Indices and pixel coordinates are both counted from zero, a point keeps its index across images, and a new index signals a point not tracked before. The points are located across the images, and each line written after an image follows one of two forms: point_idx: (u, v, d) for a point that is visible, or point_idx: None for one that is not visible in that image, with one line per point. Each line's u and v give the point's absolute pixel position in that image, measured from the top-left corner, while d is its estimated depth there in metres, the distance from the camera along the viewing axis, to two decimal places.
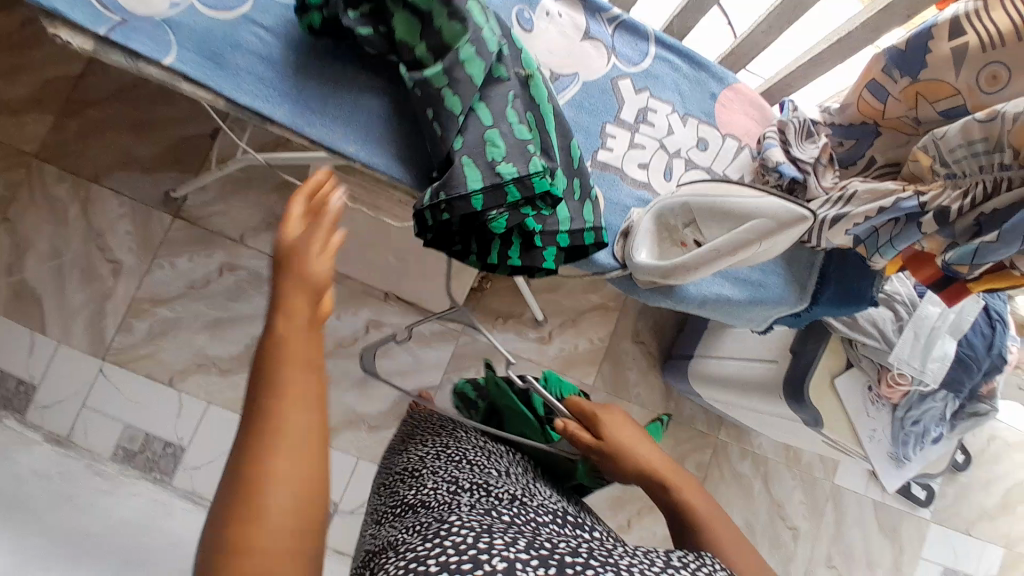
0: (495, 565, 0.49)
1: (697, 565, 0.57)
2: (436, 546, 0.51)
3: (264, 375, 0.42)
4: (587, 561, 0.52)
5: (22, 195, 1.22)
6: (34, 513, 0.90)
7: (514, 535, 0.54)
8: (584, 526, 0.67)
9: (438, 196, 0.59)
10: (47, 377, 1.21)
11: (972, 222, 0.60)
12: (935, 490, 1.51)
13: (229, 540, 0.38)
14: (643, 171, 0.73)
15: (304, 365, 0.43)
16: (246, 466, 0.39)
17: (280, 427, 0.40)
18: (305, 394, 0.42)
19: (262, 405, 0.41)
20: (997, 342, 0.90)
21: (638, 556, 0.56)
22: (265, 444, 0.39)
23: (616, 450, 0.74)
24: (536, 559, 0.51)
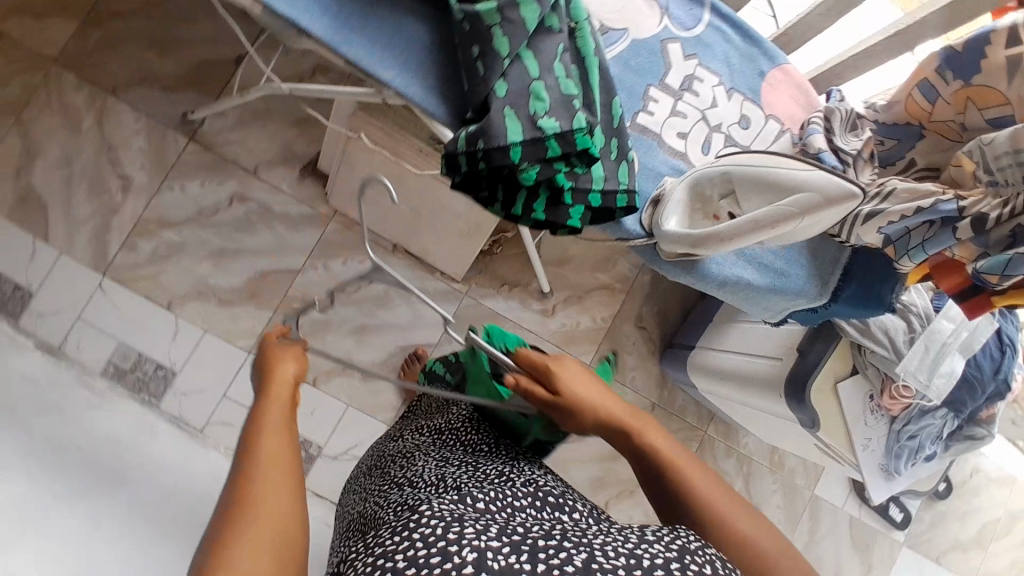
0: (465, 558, 0.49)
1: (671, 537, 0.56)
2: (405, 540, 0.51)
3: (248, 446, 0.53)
4: (560, 542, 0.53)
5: (38, 98, 1.19)
6: (16, 418, 0.89)
7: (485, 522, 0.54)
8: (565, 504, 0.67)
9: (476, 145, 0.58)
10: (45, 285, 1.19)
11: (1008, 232, 0.59)
12: (913, 515, 1.50)
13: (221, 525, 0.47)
14: (681, 140, 0.71)
15: (278, 435, 0.54)
16: (234, 479, 0.50)
17: (257, 450, 0.52)
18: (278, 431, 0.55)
19: (247, 461, 0.51)
20: (1004, 367, 0.89)
21: (614, 534, 0.57)
22: (246, 462, 0.51)
23: (576, 404, 0.73)
24: (507, 546, 0.51)
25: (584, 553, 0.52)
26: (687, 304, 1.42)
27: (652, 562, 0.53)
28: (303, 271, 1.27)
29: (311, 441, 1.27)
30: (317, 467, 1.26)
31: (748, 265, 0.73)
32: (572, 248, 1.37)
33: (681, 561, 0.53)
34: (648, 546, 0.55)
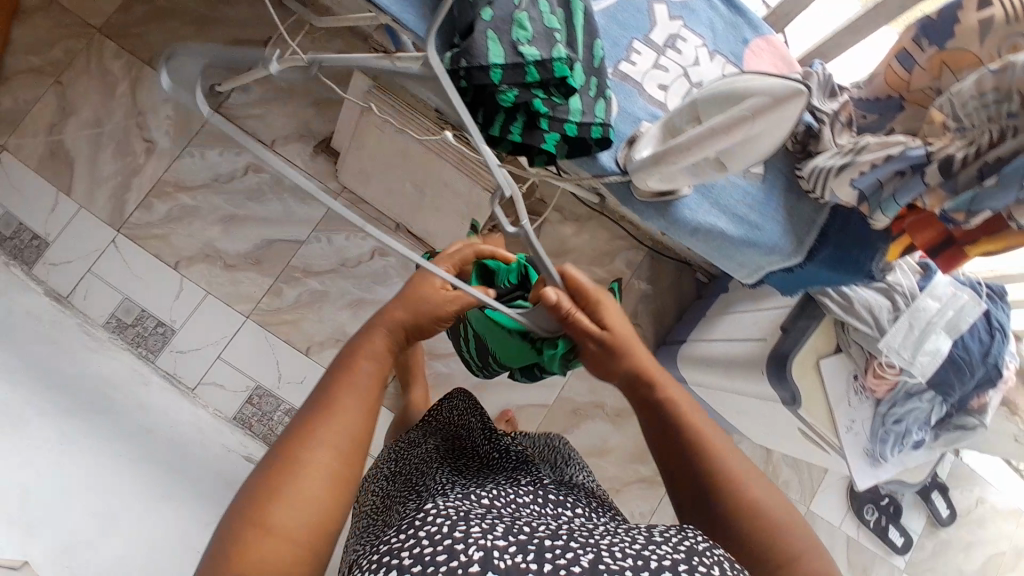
0: (471, 556, 0.46)
1: (680, 537, 0.51)
2: (410, 538, 0.48)
3: (327, 393, 0.55)
4: (567, 542, 0.50)
5: (78, 63, 1.29)
6: (24, 342, 0.94)
7: (492, 520, 0.51)
8: (566, 502, 0.64)
9: (459, 64, 0.59)
10: (61, 236, 1.25)
11: (975, 172, 0.60)
12: (914, 540, 1.47)
13: (253, 510, 0.48)
14: (661, 91, 0.75)
15: (335, 425, 0.53)
16: (283, 466, 0.50)
17: (309, 442, 0.51)
18: (338, 425, 0.53)
19: (293, 451, 0.51)
20: (993, 350, 0.90)
21: (621, 534, 0.53)
22: (298, 453, 0.50)
23: (623, 340, 0.63)
24: (514, 545, 0.48)
25: (591, 553, 0.49)
26: (683, 304, 1.43)
27: (659, 564, 0.48)
28: (308, 241, 1.32)
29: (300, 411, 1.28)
30: None
31: (721, 215, 0.78)
32: (571, 240, 1.39)
33: (689, 562, 0.49)
34: (655, 547, 0.50)
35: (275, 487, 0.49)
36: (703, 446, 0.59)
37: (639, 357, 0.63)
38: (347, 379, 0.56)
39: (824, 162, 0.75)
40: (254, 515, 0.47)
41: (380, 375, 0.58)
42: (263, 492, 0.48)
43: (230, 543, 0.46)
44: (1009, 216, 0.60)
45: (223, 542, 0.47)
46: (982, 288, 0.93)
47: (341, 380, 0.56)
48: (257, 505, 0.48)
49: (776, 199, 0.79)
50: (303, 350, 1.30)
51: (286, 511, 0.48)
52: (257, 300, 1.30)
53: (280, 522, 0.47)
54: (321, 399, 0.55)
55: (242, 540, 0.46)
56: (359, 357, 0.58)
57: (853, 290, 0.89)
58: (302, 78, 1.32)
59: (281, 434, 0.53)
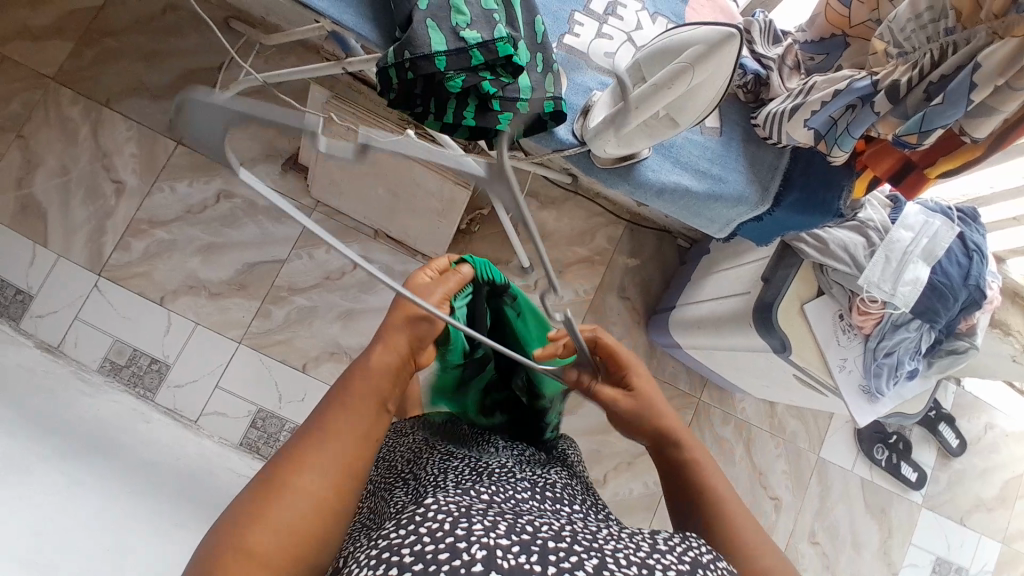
0: (474, 554, 0.45)
1: (683, 547, 0.52)
2: (411, 534, 0.47)
3: (327, 414, 0.54)
4: (570, 545, 0.48)
5: (38, 113, 1.28)
6: (16, 395, 0.93)
7: (495, 516, 0.49)
8: (565, 497, 0.61)
9: (403, 55, 0.63)
10: (44, 288, 1.25)
11: (922, 95, 0.61)
12: (928, 473, 1.48)
13: (239, 526, 0.47)
14: (608, 59, 0.78)
15: (327, 444, 0.52)
16: (272, 481, 0.49)
17: (301, 461, 0.50)
18: (332, 446, 0.52)
19: (283, 468, 0.50)
20: (973, 271, 0.91)
21: (622, 538, 0.52)
22: (288, 471, 0.49)
23: (643, 402, 0.66)
24: (517, 544, 0.47)
25: (595, 558, 0.48)
26: (668, 272, 1.44)
27: (662, 574, 0.49)
28: (290, 260, 1.32)
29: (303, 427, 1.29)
30: None
31: (684, 171, 0.78)
32: (549, 223, 1.39)
33: (694, 574, 0.49)
34: (660, 556, 0.50)
35: (263, 511, 0.47)
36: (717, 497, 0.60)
37: (661, 416, 0.65)
38: (349, 400, 0.55)
39: (776, 108, 0.76)
40: (240, 529, 0.46)
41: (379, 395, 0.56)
42: (250, 506, 0.48)
43: (216, 555, 0.46)
44: (961, 132, 0.61)
45: (208, 552, 0.46)
46: (954, 212, 0.96)
47: (339, 399, 0.55)
48: (241, 527, 0.47)
49: (735, 150, 0.80)
50: (300, 367, 1.31)
51: (269, 538, 0.46)
52: (246, 324, 1.30)
53: (262, 550, 0.46)
54: (321, 420, 0.53)
55: (226, 555, 0.45)
56: (357, 374, 0.57)
57: (827, 233, 0.90)
58: (262, 98, 1.33)
59: (277, 451, 0.52)
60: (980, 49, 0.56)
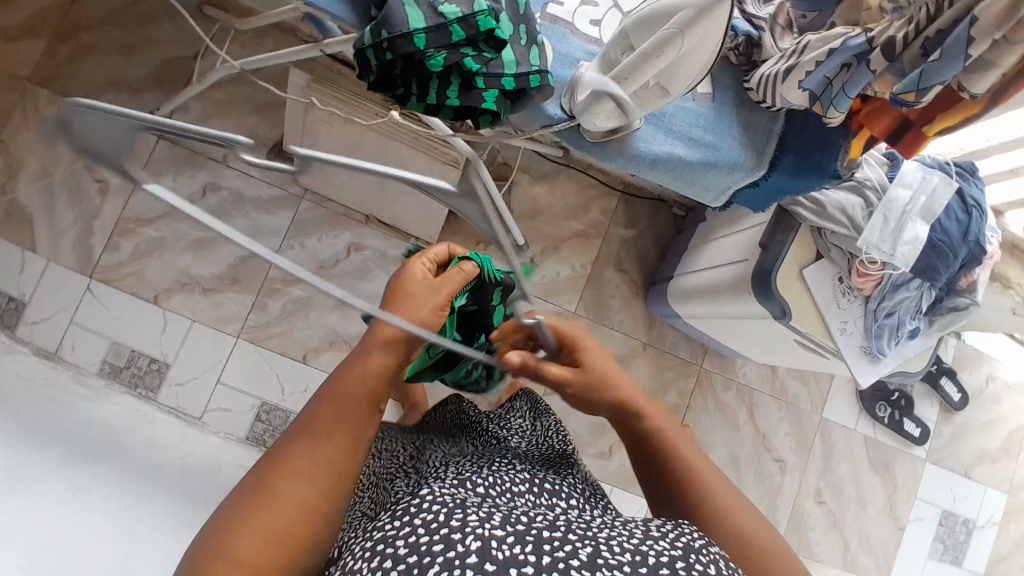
0: (468, 546, 0.48)
1: (676, 533, 0.53)
2: (406, 525, 0.50)
3: (315, 414, 0.53)
4: (563, 535, 0.51)
5: (13, 115, 1.25)
6: (15, 405, 0.91)
7: (489, 509, 0.53)
8: (561, 490, 0.64)
9: (380, 35, 0.60)
10: (36, 294, 1.23)
11: (918, 50, 0.59)
12: (931, 428, 1.49)
13: (232, 527, 0.47)
14: (594, 27, 0.75)
15: (318, 445, 0.51)
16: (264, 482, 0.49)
17: (293, 463, 0.50)
18: (323, 447, 0.51)
19: (274, 469, 0.50)
20: (972, 228, 0.90)
21: (617, 527, 0.54)
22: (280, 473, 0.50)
23: (596, 376, 0.64)
24: (512, 535, 0.50)
25: (589, 547, 0.50)
26: (664, 241, 1.43)
27: (656, 560, 0.50)
28: None
29: None
30: None
31: (677, 141, 0.77)
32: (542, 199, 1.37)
33: (686, 560, 0.50)
34: (653, 543, 0.52)
35: (251, 519, 0.48)
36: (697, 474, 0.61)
37: (621, 394, 0.64)
38: (340, 401, 0.53)
39: (769, 70, 0.74)
40: (234, 530, 0.47)
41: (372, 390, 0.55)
42: (244, 507, 0.48)
43: (213, 554, 0.47)
44: (959, 88, 0.60)
45: (204, 550, 0.47)
46: (952, 168, 0.94)
47: (326, 398, 0.53)
48: (228, 534, 0.47)
49: (727, 116, 0.78)
50: (300, 358, 1.31)
51: (256, 545, 0.47)
52: (243, 319, 1.29)
53: (249, 558, 0.46)
54: (310, 422, 0.52)
55: (221, 555, 0.46)
56: (348, 366, 0.55)
57: (824, 195, 0.88)
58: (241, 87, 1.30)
59: (265, 451, 0.52)
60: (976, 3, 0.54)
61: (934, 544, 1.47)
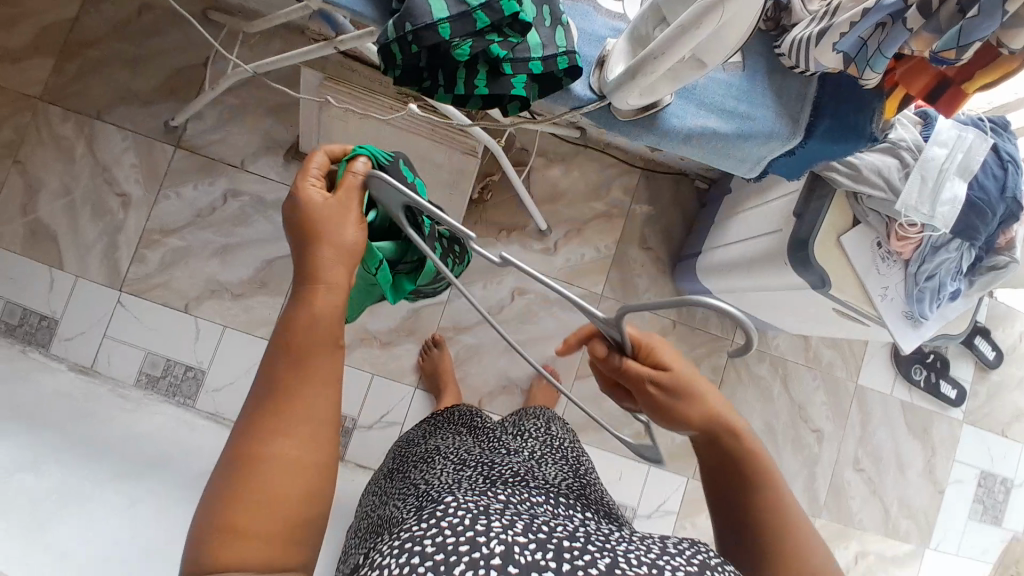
0: (493, 548, 0.49)
1: (693, 550, 0.54)
2: (433, 526, 0.51)
3: (273, 374, 0.51)
4: (584, 545, 0.52)
5: (29, 135, 1.25)
6: (56, 422, 0.93)
7: (511, 516, 0.53)
8: (578, 506, 0.64)
9: (404, 28, 0.58)
10: (68, 311, 1.24)
11: (957, 6, 0.56)
12: (967, 388, 1.47)
13: (233, 485, 0.46)
14: (618, 2, 0.73)
15: (298, 397, 0.50)
16: (254, 435, 0.48)
17: (279, 412, 0.49)
18: (304, 391, 0.50)
19: (259, 420, 0.49)
20: (1010, 183, 0.88)
21: (635, 542, 0.55)
22: (267, 425, 0.48)
23: (688, 384, 0.58)
24: (534, 542, 0.51)
25: (608, 557, 0.51)
26: (688, 216, 1.40)
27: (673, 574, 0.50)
28: None
29: (345, 416, 1.30)
30: (359, 439, 1.29)
31: (709, 114, 0.75)
32: (562, 182, 1.35)
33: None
34: (669, 558, 0.52)
35: (241, 491, 0.46)
36: (767, 479, 0.58)
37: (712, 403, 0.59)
38: (299, 350, 0.51)
39: (800, 34, 0.72)
40: (236, 486, 0.46)
41: (334, 318, 0.53)
42: (238, 462, 0.47)
43: (216, 512, 0.45)
44: (998, 44, 0.57)
45: (209, 511, 0.46)
46: (985, 124, 0.91)
47: (291, 342, 0.51)
48: (220, 512, 0.45)
49: (760, 84, 0.76)
50: None
51: (254, 513, 0.45)
52: (273, 322, 1.30)
53: (251, 530, 0.45)
54: (274, 381, 0.50)
55: (225, 516, 0.45)
56: (308, 296, 0.53)
57: (858, 158, 0.86)
58: (250, 90, 1.30)
59: (238, 421, 0.50)
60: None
61: (974, 506, 1.46)
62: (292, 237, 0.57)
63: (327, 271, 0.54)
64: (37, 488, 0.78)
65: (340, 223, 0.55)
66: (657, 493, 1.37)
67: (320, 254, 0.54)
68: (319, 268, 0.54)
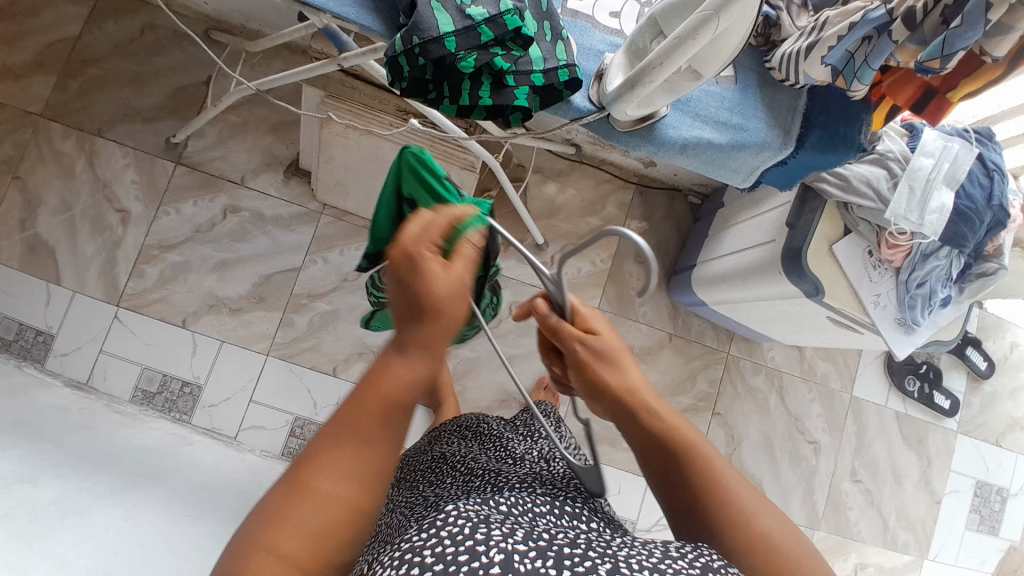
0: (493, 557, 0.47)
1: (694, 553, 0.51)
2: (432, 536, 0.49)
3: (354, 406, 0.45)
4: (584, 551, 0.50)
5: (29, 152, 1.26)
6: (55, 436, 0.92)
7: (512, 525, 0.52)
8: (582, 513, 0.62)
9: (411, 41, 0.60)
10: (64, 326, 1.23)
11: (939, 18, 0.59)
12: (960, 399, 1.49)
13: (283, 509, 0.42)
14: (615, 19, 0.76)
15: (373, 436, 0.45)
16: (317, 461, 0.43)
17: (348, 446, 0.44)
18: (379, 433, 0.45)
19: (328, 445, 0.44)
20: (996, 193, 0.90)
21: (636, 546, 0.52)
22: (334, 455, 0.44)
23: (610, 351, 0.61)
24: (534, 550, 0.49)
25: (609, 563, 0.49)
26: (682, 230, 1.43)
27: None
28: (305, 267, 1.32)
29: None
30: None
31: (704, 125, 0.77)
32: (558, 197, 1.38)
33: None
34: (671, 561, 0.50)
35: (290, 518, 0.41)
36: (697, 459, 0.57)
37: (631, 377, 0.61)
38: (389, 396, 0.46)
39: (790, 48, 0.75)
40: (288, 507, 0.42)
41: (423, 371, 0.48)
42: (296, 486, 0.43)
43: (261, 527, 0.41)
44: (981, 53, 0.60)
45: (252, 526, 0.42)
46: (970, 134, 0.94)
47: (378, 375, 0.47)
48: (267, 530, 0.41)
49: (752, 97, 0.79)
50: (331, 372, 1.31)
51: (293, 544, 0.41)
52: (272, 336, 1.30)
53: (287, 564, 0.40)
54: (356, 413, 0.45)
55: (266, 538, 0.41)
56: (404, 347, 0.48)
57: (847, 169, 0.89)
58: (251, 108, 1.32)
59: (311, 439, 0.45)
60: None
61: (971, 517, 1.47)
62: (400, 293, 0.50)
63: (439, 347, 0.49)
64: (37, 500, 0.77)
65: (459, 305, 0.50)
66: (656, 506, 1.37)
67: (428, 329, 0.49)
68: (428, 343, 0.49)
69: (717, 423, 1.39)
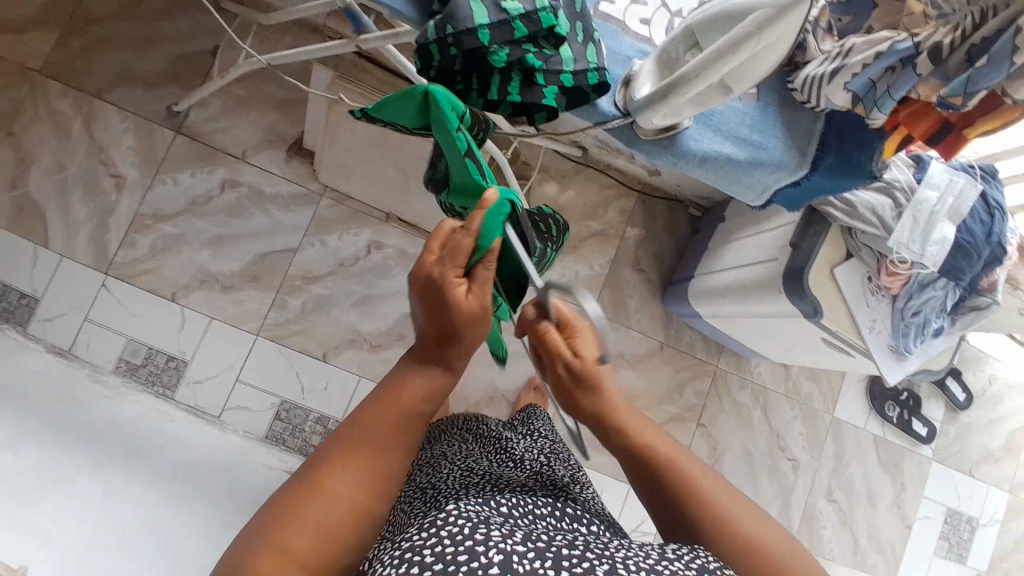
0: (492, 558, 0.46)
1: (691, 555, 0.51)
2: (432, 535, 0.48)
3: (362, 418, 0.50)
4: (583, 552, 0.49)
5: (26, 108, 1.22)
6: (38, 405, 0.90)
7: (510, 527, 0.51)
8: (581, 515, 0.63)
9: (444, 30, 0.59)
10: (49, 291, 1.20)
11: (964, 55, 0.60)
12: (937, 428, 1.53)
13: (294, 502, 0.45)
14: (644, 26, 0.76)
15: (382, 445, 0.49)
16: (330, 463, 0.47)
17: (357, 452, 0.48)
18: (385, 443, 0.49)
19: (340, 448, 0.48)
20: (995, 229, 0.93)
21: (633, 548, 0.52)
22: (345, 455, 0.48)
23: (595, 373, 0.59)
24: (532, 551, 0.48)
25: (606, 564, 0.48)
26: (680, 241, 1.44)
27: None
28: (301, 249, 1.31)
29: (329, 417, 1.28)
30: None
31: (724, 140, 0.78)
32: (561, 198, 1.38)
33: None
34: (668, 563, 0.50)
35: (298, 512, 0.45)
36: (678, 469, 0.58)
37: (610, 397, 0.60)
38: (395, 415, 0.50)
39: (812, 71, 0.75)
40: (298, 500, 0.45)
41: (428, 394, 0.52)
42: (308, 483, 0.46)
43: (277, 516, 0.45)
44: (1002, 93, 0.61)
45: (269, 511, 0.45)
46: (976, 170, 0.97)
47: (388, 393, 0.51)
48: (278, 522, 0.44)
49: (771, 116, 0.80)
50: (320, 357, 1.30)
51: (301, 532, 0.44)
52: (262, 316, 1.28)
53: (291, 548, 0.43)
54: (368, 421, 0.49)
55: (278, 527, 0.44)
56: (412, 374, 0.52)
57: (854, 195, 0.91)
58: (258, 83, 1.30)
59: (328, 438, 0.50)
60: (1021, 13, 0.56)
61: (939, 543, 1.50)
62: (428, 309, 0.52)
63: (454, 361, 0.54)
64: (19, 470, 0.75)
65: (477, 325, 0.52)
66: (635, 511, 1.38)
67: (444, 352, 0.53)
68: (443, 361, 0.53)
69: (702, 435, 1.40)
